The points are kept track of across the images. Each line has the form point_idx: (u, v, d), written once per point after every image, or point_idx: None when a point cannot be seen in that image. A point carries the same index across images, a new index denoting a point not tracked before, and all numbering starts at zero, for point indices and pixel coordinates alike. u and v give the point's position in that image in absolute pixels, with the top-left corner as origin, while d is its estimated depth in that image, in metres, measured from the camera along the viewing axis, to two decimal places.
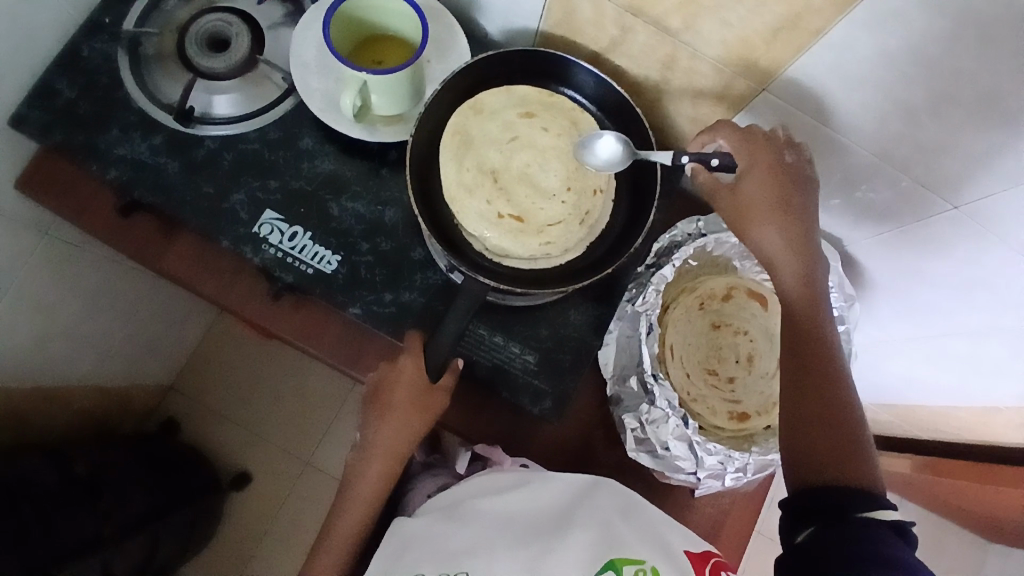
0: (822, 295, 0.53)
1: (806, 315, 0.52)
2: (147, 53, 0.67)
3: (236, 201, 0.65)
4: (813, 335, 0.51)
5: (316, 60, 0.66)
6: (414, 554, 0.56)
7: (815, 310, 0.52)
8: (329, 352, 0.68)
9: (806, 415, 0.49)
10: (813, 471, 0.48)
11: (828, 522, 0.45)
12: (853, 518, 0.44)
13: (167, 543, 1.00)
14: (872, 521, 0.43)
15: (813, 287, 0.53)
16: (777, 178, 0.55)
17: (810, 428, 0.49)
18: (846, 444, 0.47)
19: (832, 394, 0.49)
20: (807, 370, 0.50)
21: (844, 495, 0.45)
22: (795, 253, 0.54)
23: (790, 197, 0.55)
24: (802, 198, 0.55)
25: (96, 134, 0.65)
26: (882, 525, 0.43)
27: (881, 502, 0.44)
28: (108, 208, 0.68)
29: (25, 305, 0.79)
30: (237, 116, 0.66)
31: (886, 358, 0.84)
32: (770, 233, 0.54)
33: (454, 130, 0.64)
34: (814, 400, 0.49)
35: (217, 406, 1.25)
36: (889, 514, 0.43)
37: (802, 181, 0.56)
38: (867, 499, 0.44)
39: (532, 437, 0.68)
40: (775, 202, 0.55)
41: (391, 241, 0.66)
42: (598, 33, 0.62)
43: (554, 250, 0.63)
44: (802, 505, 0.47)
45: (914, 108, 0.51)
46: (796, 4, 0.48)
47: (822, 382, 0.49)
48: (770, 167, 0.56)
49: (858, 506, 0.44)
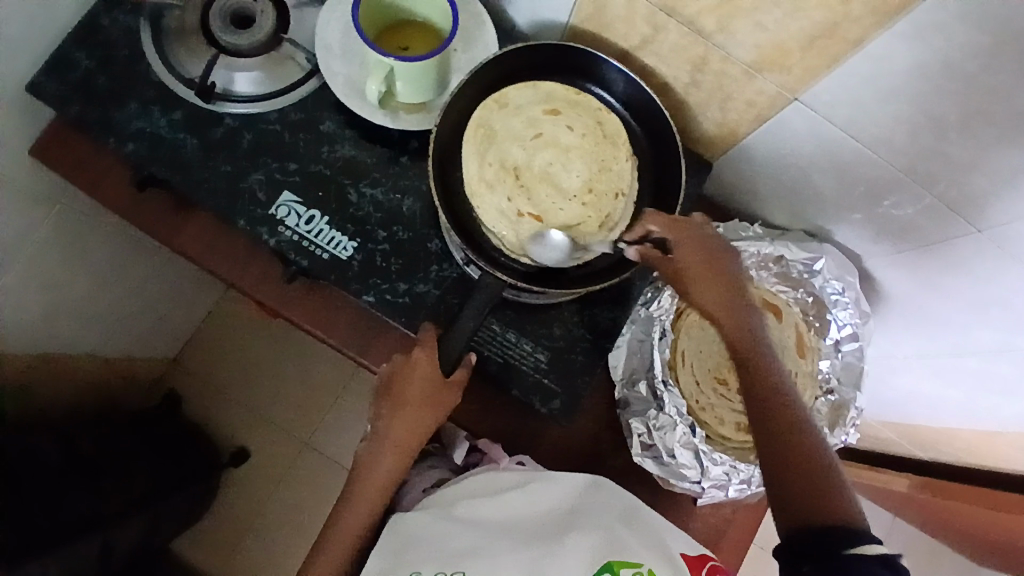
0: (765, 345, 0.54)
1: (759, 366, 0.53)
2: (168, 26, 0.66)
3: (254, 182, 0.64)
4: (768, 383, 0.52)
5: (340, 42, 0.65)
6: (415, 551, 0.55)
7: (761, 359, 0.53)
8: (340, 339, 0.67)
9: (781, 461, 0.49)
10: (799, 515, 0.47)
11: (824, 562, 0.44)
12: (845, 559, 0.43)
13: (167, 520, 1.00)
14: (860, 557, 0.42)
15: (760, 340, 0.54)
16: (708, 248, 0.56)
17: (788, 474, 0.48)
18: (825, 482, 0.47)
19: (801, 437, 0.49)
20: (771, 417, 0.50)
21: (834, 534, 0.44)
22: (741, 307, 0.55)
23: (723, 263, 0.56)
24: (733, 265, 0.57)
25: (114, 106, 0.65)
26: (870, 561, 0.42)
27: (869, 535, 0.44)
28: (123, 182, 0.68)
29: (36, 273, 0.79)
30: (259, 95, 0.65)
31: (896, 374, 0.83)
32: (712, 294, 0.55)
33: (477, 123, 0.64)
34: (784, 445, 0.49)
35: (221, 385, 1.25)
36: (876, 547, 0.43)
37: (730, 251, 0.57)
38: (856, 535, 0.44)
39: (539, 435, 0.68)
40: (712, 269, 0.56)
41: (409, 231, 0.65)
42: (628, 30, 0.61)
43: (574, 251, 0.63)
44: (796, 550, 0.45)
45: (945, 126, 0.50)
46: (836, 12, 0.47)
47: (788, 427, 0.50)
48: (702, 238, 0.57)
49: (845, 543, 0.44)
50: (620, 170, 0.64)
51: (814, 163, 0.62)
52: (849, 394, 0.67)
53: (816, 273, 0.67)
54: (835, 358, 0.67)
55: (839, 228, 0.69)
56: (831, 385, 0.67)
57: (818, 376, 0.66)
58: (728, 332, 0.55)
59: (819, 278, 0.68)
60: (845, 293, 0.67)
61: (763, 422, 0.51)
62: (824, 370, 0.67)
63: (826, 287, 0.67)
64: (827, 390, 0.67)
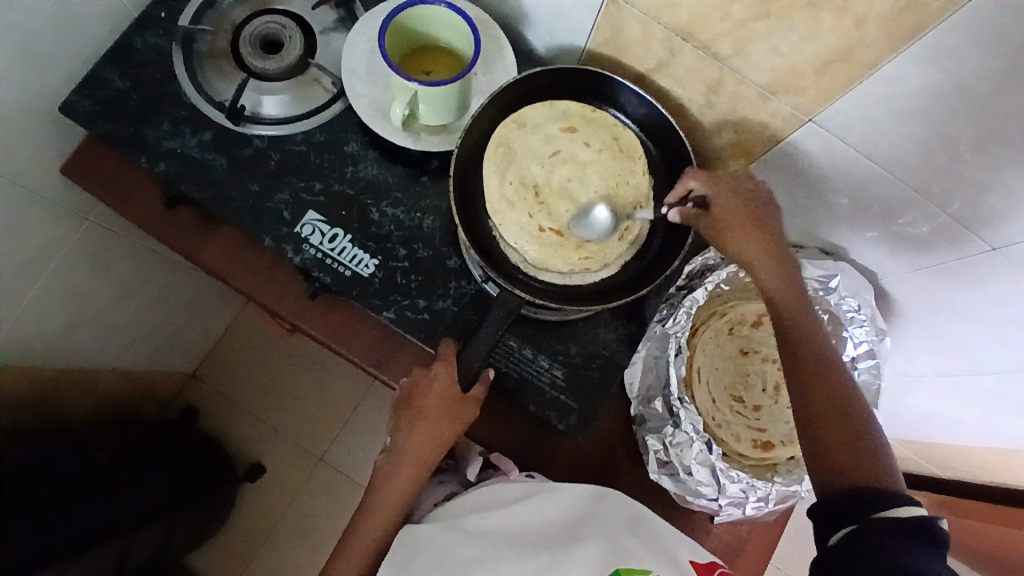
0: (799, 295, 0.56)
1: (798, 322, 0.54)
2: (200, 51, 0.69)
3: (280, 201, 0.66)
4: (807, 342, 0.53)
5: (365, 66, 0.67)
6: (423, 560, 0.56)
7: (795, 310, 0.55)
8: (360, 354, 0.68)
9: (816, 420, 0.51)
10: (833, 475, 0.49)
11: (854, 525, 0.45)
12: (879, 519, 0.44)
13: (182, 533, 1.01)
14: (892, 518, 0.44)
15: (795, 296, 0.56)
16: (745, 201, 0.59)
17: (827, 432, 0.50)
18: (863, 444, 0.49)
19: (832, 390, 0.51)
20: (810, 377, 0.52)
21: (870, 497, 0.46)
22: (776, 261, 0.57)
23: (762, 217, 0.58)
24: (767, 216, 0.59)
25: (145, 127, 0.67)
26: (898, 522, 0.44)
27: (904, 499, 0.45)
28: (152, 199, 0.70)
29: (62, 288, 0.81)
30: (285, 118, 0.68)
31: (911, 393, 0.83)
32: (750, 245, 0.58)
33: (497, 142, 0.65)
34: (824, 402, 0.51)
35: (238, 398, 1.27)
36: (909, 510, 0.44)
37: (766, 203, 0.60)
38: (891, 498, 0.45)
39: (555, 452, 0.68)
40: (751, 224, 0.58)
41: (429, 248, 0.67)
42: (645, 53, 0.62)
43: (593, 264, 0.64)
44: (828, 509, 0.47)
45: (959, 146, 0.51)
46: (849, 36, 0.48)
47: (829, 386, 0.51)
48: (734, 190, 0.59)
49: (877, 506, 0.45)
50: (637, 184, 0.66)
51: (828, 182, 0.63)
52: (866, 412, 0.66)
53: (832, 290, 0.68)
54: (852, 376, 0.67)
55: (854, 245, 0.69)
56: None
57: None
58: (765, 283, 0.57)
59: (835, 296, 0.68)
60: (861, 310, 0.67)
61: (803, 379, 0.52)
62: None
63: (842, 305, 0.68)
64: None
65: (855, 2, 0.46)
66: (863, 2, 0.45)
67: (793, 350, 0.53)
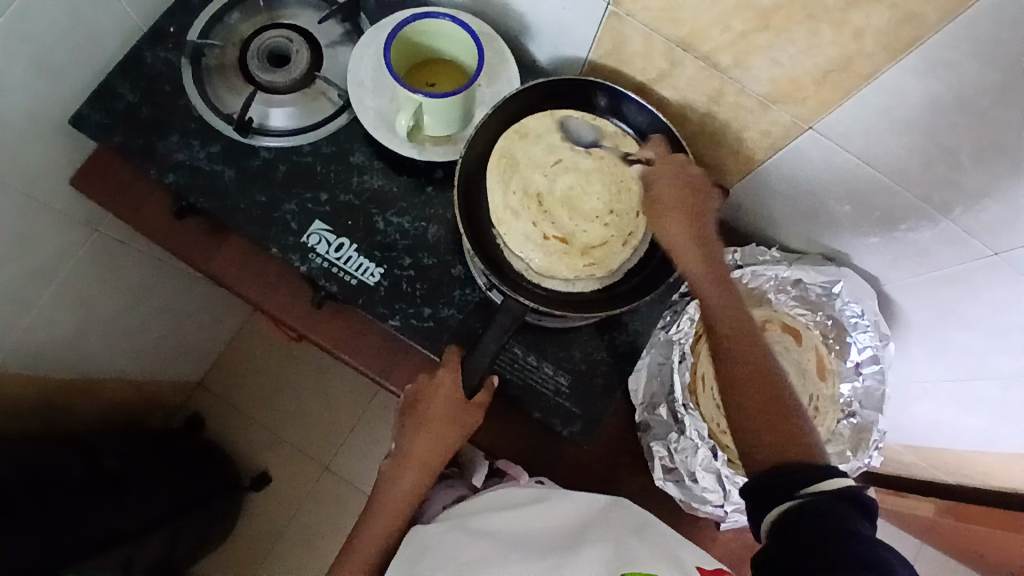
0: (727, 278, 0.58)
1: (724, 304, 0.56)
2: (209, 64, 0.70)
3: (287, 211, 0.67)
4: (733, 327, 0.55)
5: (371, 79, 0.68)
6: (430, 559, 0.55)
7: (721, 292, 0.57)
8: (365, 361, 0.69)
9: (743, 401, 0.51)
10: (763, 453, 0.49)
11: (790, 502, 0.46)
12: (806, 495, 0.45)
13: (187, 541, 1.01)
14: (825, 495, 0.44)
15: (723, 279, 0.57)
16: (681, 186, 0.61)
17: (753, 412, 0.50)
18: (790, 420, 0.50)
19: (758, 367, 0.52)
20: (737, 354, 0.53)
21: (798, 471, 0.46)
22: (704, 247, 0.59)
23: (695, 203, 0.61)
24: (701, 201, 0.61)
25: (155, 139, 0.68)
26: (831, 497, 0.44)
27: (830, 471, 0.46)
28: (162, 209, 0.71)
29: (71, 297, 0.82)
30: (293, 129, 0.69)
31: (916, 401, 0.83)
32: (679, 231, 0.60)
33: (501, 153, 0.66)
34: (750, 380, 0.52)
35: (244, 407, 1.27)
36: (835, 482, 0.45)
37: (703, 189, 0.61)
38: (821, 470, 0.46)
39: (559, 460, 0.68)
40: (683, 209, 0.60)
41: (434, 257, 0.68)
42: (646, 65, 0.63)
43: (598, 271, 0.64)
44: (761, 486, 0.47)
45: (958, 154, 0.52)
46: (848, 47, 0.49)
47: (755, 367, 0.52)
48: (676, 174, 0.62)
49: (805, 482, 0.46)
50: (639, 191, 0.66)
51: (830, 190, 0.64)
52: (871, 417, 0.67)
53: (835, 296, 0.68)
54: (855, 381, 0.68)
55: (856, 252, 0.69)
56: (853, 408, 0.68)
57: (838, 399, 0.67)
58: (693, 268, 0.58)
59: (838, 301, 0.68)
60: (864, 315, 0.67)
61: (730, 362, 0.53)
62: (845, 394, 0.68)
63: (846, 309, 0.68)
64: (848, 413, 0.68)
65: (853, 14, 0.47)
66: (861, 15, 0.47)
67: (720, 338, 0.55)
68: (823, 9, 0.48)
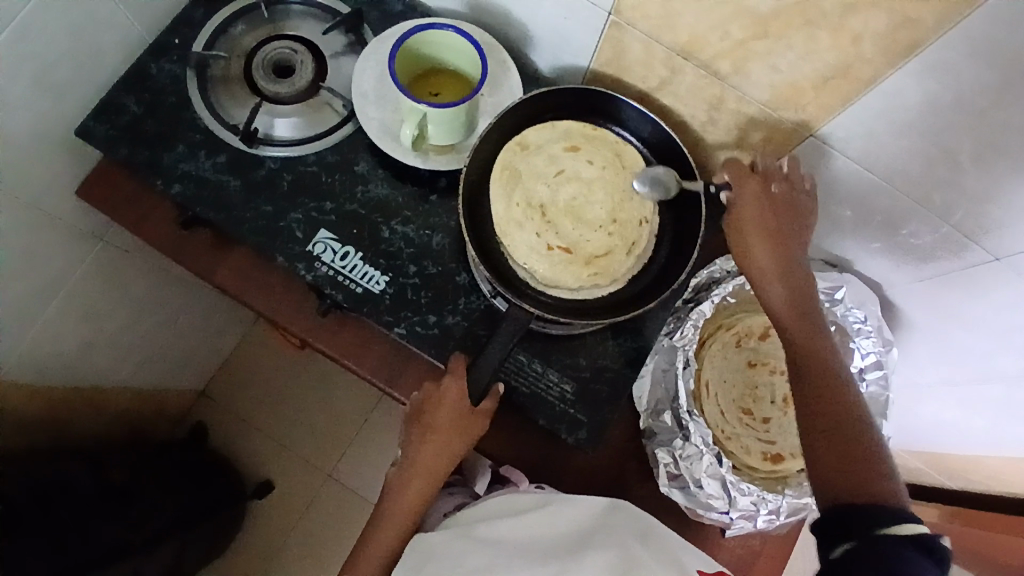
0: (810, 312, 0.57)
1: (806, 339, 0.55)
2: (214, 75, 0.71)
3: (293, 221, 0.68)
4: (817, 357, 0.54)
5: (375, 89, 0.69)
6: (434, 567, 0.55)
7: (801, 325, 0.56)
8: (371, 370, 0.69)
9: (822, 434, 0.51)
10: (836, 488, 0.49)
11: (855, 540, 0.45)
12: (883, 535, 0.44)
13: (193, 550, 1.01)
14: (896, 537, 0.44)
15: (807, 313, 0.57)
16: (765, 210, 0.59)
17: (829, 449, 0.50)
18: (866, 460, 0.49)
19: (841, 403, 0.52)
20: (817, 388, 0.53)
21: (873, 509, 0.46)
22: (789, 274, 0.58)
23: (781, 228, 0.59)
24: (787, 224, 0.59)
25: (160, 151, 0.68)
26: (903, 540, 0.43)
27: (909, 516, 0.45)
28: (168, 220, 0.71)
29: (78, 309, 0.82)
30: (297, 139, 0.69)
31: (921, 405, 0.82)
32: (764, 257, 0.58)
33: (502, 166, 0.66)
34: (831, 417, 0.51)
35: (246, 415, 1.27)
36: (913, 526, 0.44)
37: (793, 210, 0.59)
38: (895, 514, 0.45)
39: (565, 467, 0.68)
40: (767, 232, 0.59)
41: (438, 265, 0.68)
42: (647, 73, 0.64)
43: (602, 280, 0.65)
44: (828, 519, 0.47)
45: (959, 156, 0.52)
46: (847, 54, 0.50)
47: (836, 397, 0.52)
48: (758, 195, 0.60)
49: (881, 522, 0.45)
50: (641, 199, 0.67)
51: (833, 195, 0.64)
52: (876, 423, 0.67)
53: (837, 302, 0.68)
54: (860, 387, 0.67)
55: (859, 256, 0.69)
56: None
57: None
58: (776, 299, 0.57)
59: (841, 306, 0.68)
60: (867, 321, 0.67)
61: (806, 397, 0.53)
62: None
63: (848, 316, 0.68)
64: None
65: (851, 21, 0.47)
66: (859, 22, 0.47)
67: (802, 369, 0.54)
68: (821, 15, 0.48)
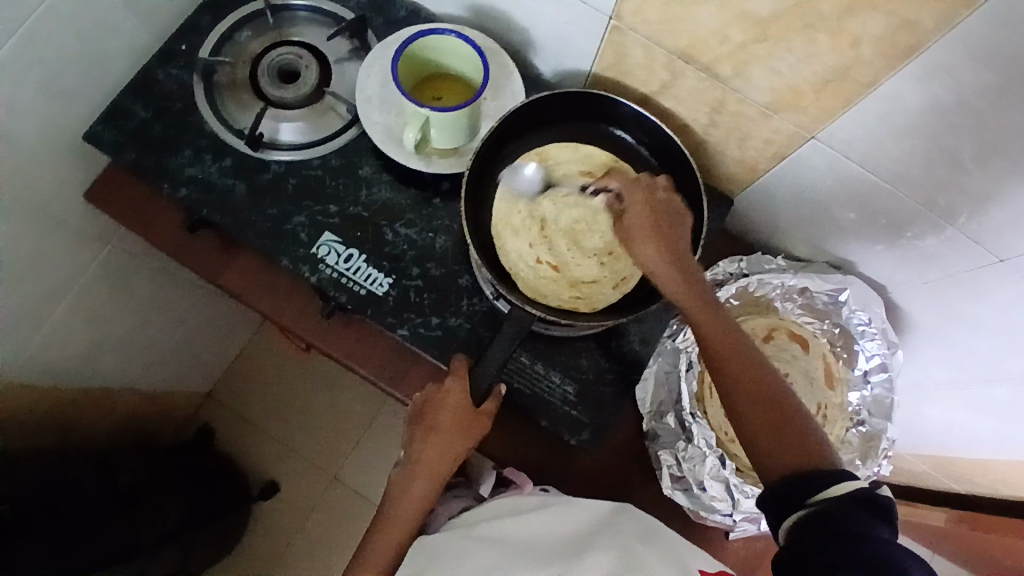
0: (710, 296, 0.55)
1: (712, 322, 0.54)
2: (219, 81, 0.72)
3: (297, 224, 0.68)
4: (727, 335, 0.53)
5: (379, 94, 0.70)
6: (439, 565, 0.56)
7: (707, 310, 0.54)
8: (375, 372, 0.70)
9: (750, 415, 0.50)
10: (778, 465, 0.47)
11: (806, 509, 0.44)
12: (824, 502, 0.43)
13: (198, 550, 1.02)
14: (843, 501, 0.43)
15: (707, 297, 0.55)
16: (649, 210, 0.57)
17: (758, 421, 0.49)
18: (793, 424, 0.48)
19: (759, 379, 0.51)
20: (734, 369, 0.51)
21: (810, 479, 0.45)
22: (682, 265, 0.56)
23: (666, 223, 0.57)
24: (671, 223, 0.57)
25: (167, 155, 0.69)
26: (846, 500, 0.43)
27: (844, 473, 0.45)
28: (175, 224, 0.72)
29: (84, 313, 0.83)
30: (301, 143, 0.70)
31: (926, 406, 0.82)
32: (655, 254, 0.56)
33: (515, 172, 0.68)
34: (752, 395, 0.50)
35: (252, 418, 1.28)
36: (850, 485, 0.43)
37: (671, 212, 0.58)
38: (832, 475, 0.45)
39: (568, 469, 0.68)
40: (654, 230, 0.57)
41: (441, 267, 0.68)
42: (648, 76, 0.64)
43: (582, 305, 0.65)
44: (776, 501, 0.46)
45: (960, 158, 0.52)
46: (847, 56, 0.50)
47: (751, 373, 0.51)
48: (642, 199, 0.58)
49: (820, 488, 0.44)
50: None
51: (835, 196, 0.64)
52: (880, 426, 0.67)
53: (841, 304, 0.68)
54: (863, 389, 0.68)
55: (863, 258, 0.69)
56: (862, 416, 0.68)
57: (847, 408, 0.67)
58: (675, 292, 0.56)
59: (845, 309, 0.68)
60: (871, 323, 0.67)
61: (726, 380, 0.52)
62: (853, 402, 0.68)
63: (852, 318, 0.68)
64: (857, 422, 0.67)
65: (850, 24, 0.47)
66: (858, 24, 0.47)
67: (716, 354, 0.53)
68: (821, 19, 0.48)
